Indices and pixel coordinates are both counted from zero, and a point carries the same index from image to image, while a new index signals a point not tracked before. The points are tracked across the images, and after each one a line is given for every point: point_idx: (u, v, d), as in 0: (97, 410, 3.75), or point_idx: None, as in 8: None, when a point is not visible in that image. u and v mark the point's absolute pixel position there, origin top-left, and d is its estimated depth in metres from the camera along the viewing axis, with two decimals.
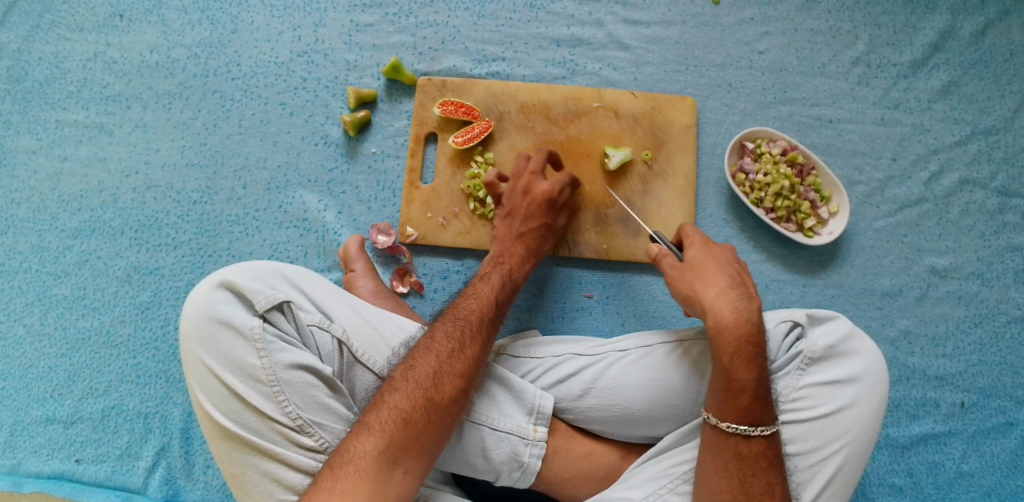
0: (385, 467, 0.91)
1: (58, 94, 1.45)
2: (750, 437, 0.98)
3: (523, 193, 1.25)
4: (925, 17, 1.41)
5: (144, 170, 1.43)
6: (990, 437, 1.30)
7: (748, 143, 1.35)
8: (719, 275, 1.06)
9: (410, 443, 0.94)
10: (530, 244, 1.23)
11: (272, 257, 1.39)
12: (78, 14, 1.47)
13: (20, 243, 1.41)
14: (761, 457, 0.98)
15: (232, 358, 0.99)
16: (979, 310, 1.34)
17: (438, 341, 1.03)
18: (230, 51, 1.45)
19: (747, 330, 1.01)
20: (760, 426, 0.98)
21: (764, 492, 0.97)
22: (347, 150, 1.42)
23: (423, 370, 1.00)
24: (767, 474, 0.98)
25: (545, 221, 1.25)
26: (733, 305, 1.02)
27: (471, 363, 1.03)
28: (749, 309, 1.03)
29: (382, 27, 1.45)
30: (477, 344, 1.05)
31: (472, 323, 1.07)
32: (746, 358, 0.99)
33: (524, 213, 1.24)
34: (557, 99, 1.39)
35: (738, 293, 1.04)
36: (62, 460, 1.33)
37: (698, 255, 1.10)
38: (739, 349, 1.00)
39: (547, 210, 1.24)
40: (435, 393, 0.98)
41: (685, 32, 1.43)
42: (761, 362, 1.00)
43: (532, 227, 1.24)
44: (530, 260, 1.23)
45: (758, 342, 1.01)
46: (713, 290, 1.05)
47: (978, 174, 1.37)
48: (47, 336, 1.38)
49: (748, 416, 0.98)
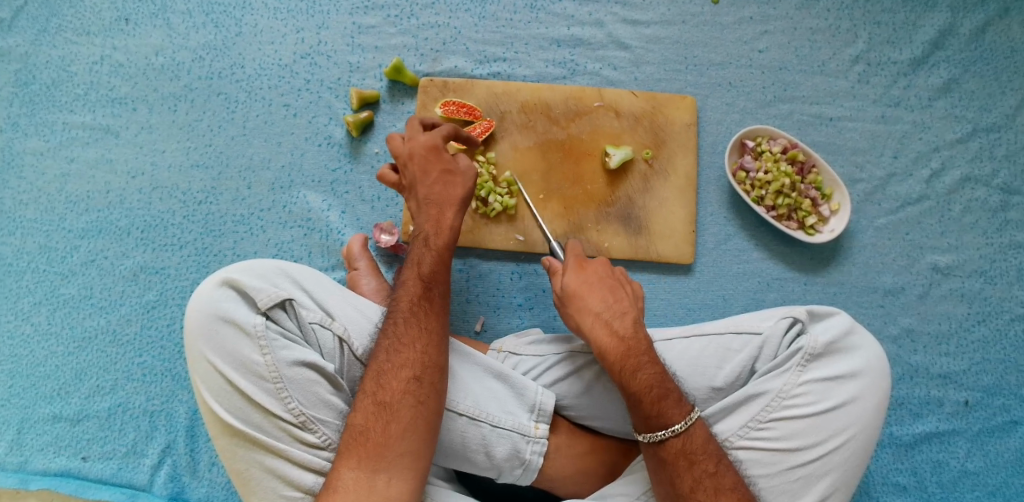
0: (365, 478, 0.93)
1: (66, 97, 1.47)
2: (664, 441, 0.98)
3: (410, 157, 1.16)
4: (925, 15, 1.41)
5: (150, 171, 1.44)
6: (994, 436, 1.30)
7: (748, 141, 1.36)
8: (593, 298, 1.09)
9: (375, 450, 0.94)
10: (439, 200, 1.15)
11: (275, 256, 1.40)
12: (85, 18, 1.49)
13: (27, 243, 1.42)
14: (682, 457, 0.97)
15: (235, 356, 1.00)
16: (982, 308, 1.34)
17: (376, 345, 1.03)
18: (234, 53, 1.47)
19: (627, 346, 1.04)
20: (671, 426, 0.98)
21: (692, 490, 0.95)
22: (349, 151, 1.43)
23: (369, 376, 1.00)
24: (692, 470, 0.96)
25: (446, 167, 1.16)
26: (606, 327, 1.06)
27: (407, 350, 1.01)
28: (624, 326, 1.06)
29: (384, 29, 1.46)
30: (410, 329, 1.03)
31: (399, 313, 1.05)
32: (633, 370, 1.01)
33: (422, 176, 1.15)
34: (558, 98, 1.40)
35: (609, 312, 1.07)
36: (69, 458, 1.34)
37: (573, 281, 1.11)
38: (622, 365, 1.02)
39: (443, 159, 1.17)
40: (383, 394, 0.98)
41: (685, 32, 1.44)
42: (649, 368, 1.01)
43: (434, 186, 1.15)
44: (447, 210, 1.14)
45: (638, 351, 1.03)
46: (588, 317, 1.07)
47: (980, 171, 1.37)
48: (54, 335, 1.39)
49: (654, 422, 0.98)
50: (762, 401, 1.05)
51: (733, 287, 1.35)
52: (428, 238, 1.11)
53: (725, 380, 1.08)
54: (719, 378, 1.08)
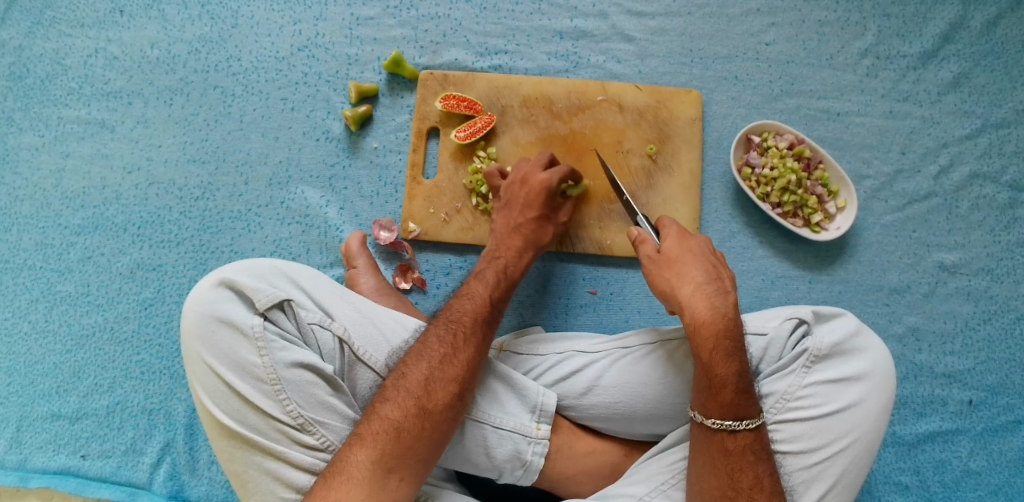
0: (380, 475, 0.91)
1: (60, 91, 1.45)
2: (736, 432, 0.96)
3: (525, 183, 1.24)
4: (936, 8, 1.38)
5: (146, 166, 1.42)
6: (997, 435, 1.29)
7: (754, 136, 1.34)
8: (695, 270, 1.07)
9: (404, 452, 0.93)
10: (527, 235, 1.22)
11: (274, 253, 1.38)
12: (78, 10, 1.46)
13: (23, 240, 1.41)
14: (748, 451, 0.97)
15: (232, 357, 0.99)
16: (987, 307, 1.32)
17: (430, 347, 1.02)
18: (230, 46, 1.44)
19: (726, 325, 1.01)
20: (745, 420, 0.97)
21: (753, 486, 0.95)
22: (348, 146, 1.41)
23: (415, 377, 0.98)
24: (755, 467, 0.96)
25: (545, 210, 1.23)
26: (707, 300, 1.03)
27: (463, 368, 1.01)
28: (725, 304, 1.03)
29: (383, 21, 1.43)
30: (469, 348, 1.03)
31: (464, 326, 1.05)
32: (725, 353, 0.99)
33: (521, 204, 1.23)
34: (560, 92, 1.37)
35: (712, 287, 1.05)
36: (68, 456, 1.33)
37: (673, 248, 1.10)
38: (717, 343, 1.00)
39: (546, 199, 1.23)
40: (428, 401, 0.97)
41: (691, 24, 1.41)
42: (740, 355, 0.99)
43: (528, 220, 1.22)
44: (529, 250, 1.22)
45: (734, 335, 1.01)
46: (689, 287, 1.06)
47: (989, 167, 1.35)
48: (52, 333, 1.38)
49: (732, 412, 0.96)
50: (766, 403, 1.04)
51: (737, 285, 1.34)
52: (507, 266, 1.18)
53: None
54: None
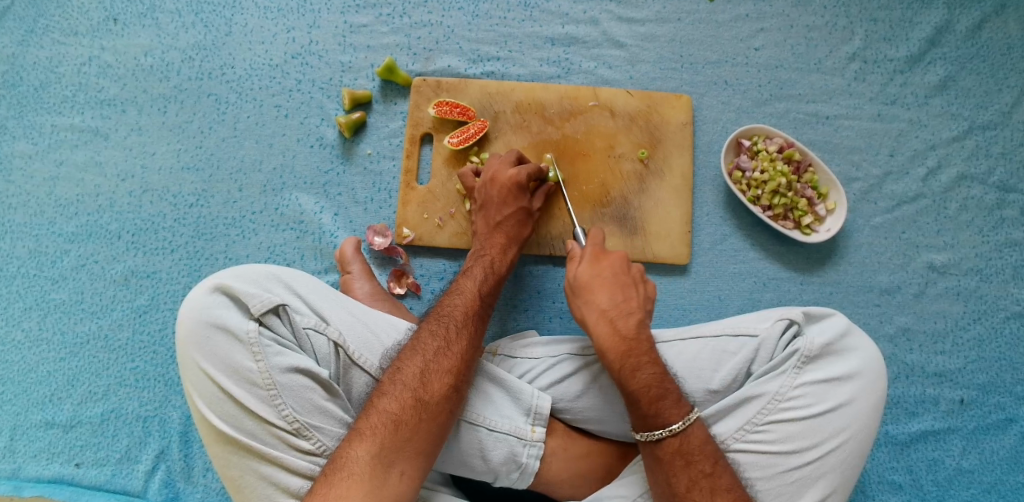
0: (379, 469, 0.91)
1: (53, 99, 1.45)
2: (661, 441, 0.99)
3: (495, 182, 1.25)
4: (922, 12, 1.40)
5: (140, 174, 1.42)
6: (989, 434, 1.30)
7: (744, 140, 1.35)
8: (602, 295, 1.10)
9: (403, 444, 0.93)
10: (509, 232, 1.24)
11: (268, 259, 1.38)
12: (73, 19, 1.47)
13: (17, 248, 1.41)
14: (678, 456, 0.98)
15: (227, 362, 0.99)
16: (977, 306, 1.34)
17: (424, 341, 1.03)
18: (223, 54, 1.45)
19: (629, 346, 1.05)
20: (668, 426, 0.99)
21: (688, 489, 0.96)
22: (342, 152, 1.41)
23: (410, 370, 0.99)
24: (688, 470, 0.97)
25: (520, 203, 1.25)
26: (609, 325, 1.07)
27: (458, 359, 1.02)
28: (627, 325, 1.07)
29: (376, 28, 1.44)
30: (463, 341, 1.05)
31: (455, 320, 1.07)
32: (632, 370, 1.03)
33: (496, 202, 1.24)
34: (553, 98, 1.38)
35: (616, 311, 1.08)
36: (63, 465, 1.33)
37: (585, 272, 1.12)
38: (623, 364, 1.03)
39: (519, 193, 1.24)
40: (424, 393, 0.97)
41: (681, 29, 1.42)
42: (649, 369, 1.03)
43: (507, 216, 1.24)
44: (513, 244, 1.24)
45: (638, 353, 1.05)
46: (594, 314, 1.09)
47: (976, 169, 1.36)
48: (46, 341, 1.38)
49: (652, 422, 0.99)
50: (758, 403, 1.04)
51: (729, 288, 1.35)
52: (492, 263, 1.20)
53: (722, 382, 1.08)
54: (715, 381, 1.08)
